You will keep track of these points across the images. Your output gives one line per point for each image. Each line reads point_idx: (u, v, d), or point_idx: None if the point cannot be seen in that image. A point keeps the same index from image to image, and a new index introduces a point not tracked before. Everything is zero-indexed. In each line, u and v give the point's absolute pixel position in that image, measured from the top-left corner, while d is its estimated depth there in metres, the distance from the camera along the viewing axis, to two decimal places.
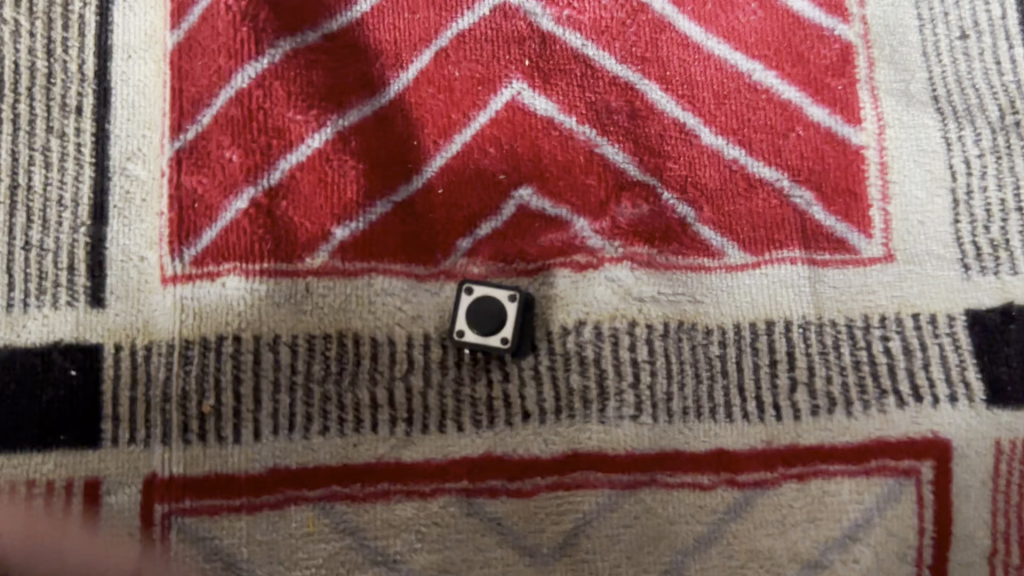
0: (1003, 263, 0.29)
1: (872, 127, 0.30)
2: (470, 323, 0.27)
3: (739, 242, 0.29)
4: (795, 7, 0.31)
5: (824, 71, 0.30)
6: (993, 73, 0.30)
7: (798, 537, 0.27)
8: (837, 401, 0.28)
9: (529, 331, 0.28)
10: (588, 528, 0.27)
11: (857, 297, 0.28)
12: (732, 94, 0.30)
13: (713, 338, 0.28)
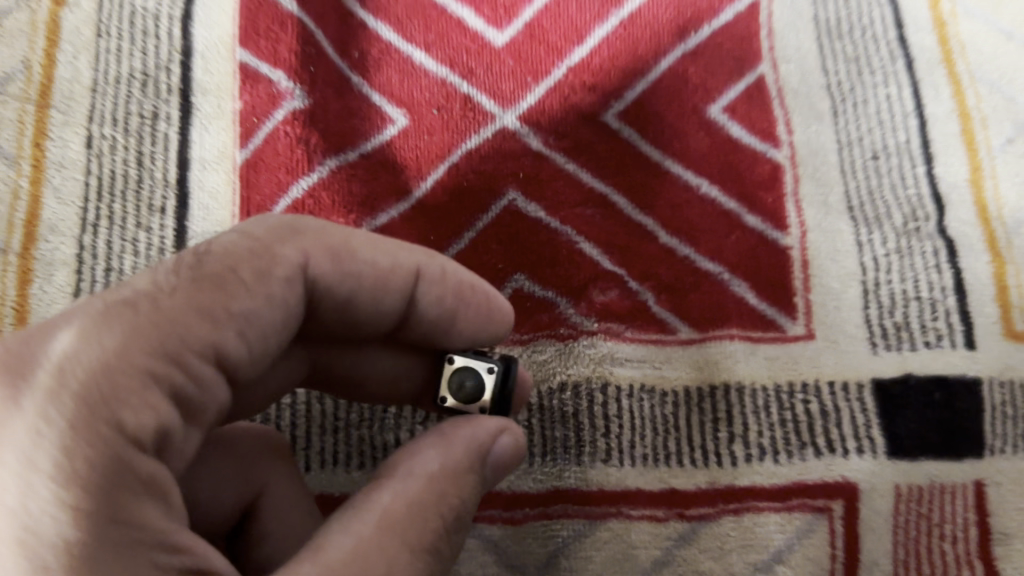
0: (904, 342, 0.36)
1: (796, 232, 0.37)
2: (455, 390, 0.29)
3: (690, 322, 0.36)
4: (735, 135, 0.39)
5: (758, 186, 0.38)
6: (897, 188, 0.38)
7: (735, 560, 0.33)
8: (767, 450, 0.34)
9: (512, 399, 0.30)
10: (566, 550, 0.33)
11: (784, 367, 0.36)
12: (685, 205, 0.38)
13: (668, 399, 0.35)
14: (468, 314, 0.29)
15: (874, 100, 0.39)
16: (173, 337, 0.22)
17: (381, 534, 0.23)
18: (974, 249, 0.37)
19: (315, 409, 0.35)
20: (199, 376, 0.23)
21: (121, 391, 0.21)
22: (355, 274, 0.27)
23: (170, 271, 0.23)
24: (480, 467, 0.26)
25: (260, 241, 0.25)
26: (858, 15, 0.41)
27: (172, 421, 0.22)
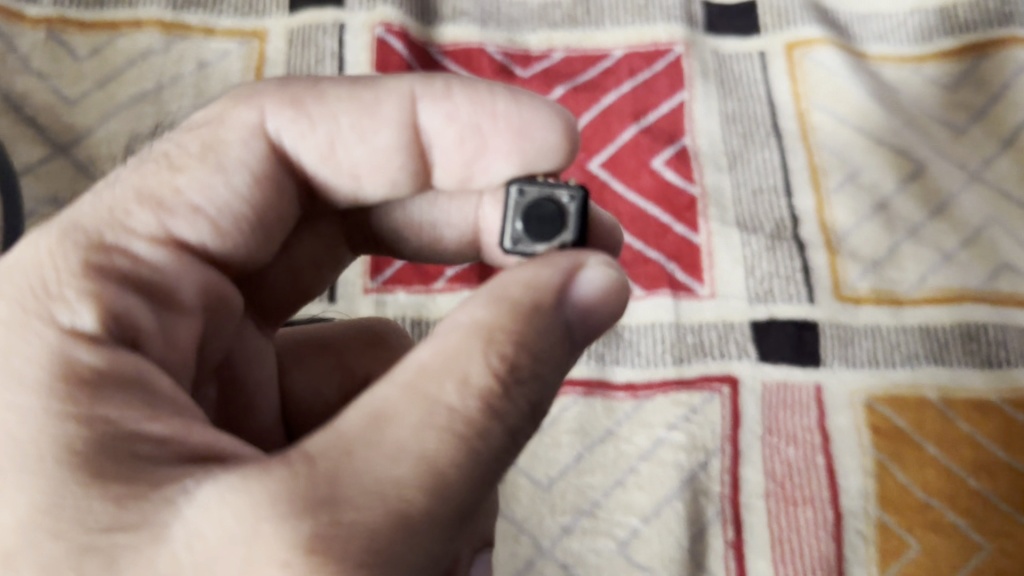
0: (770, 301, 0.59)
1: (704, 235, 0.61)
2: (524, 221, 0.35)
3: (640, 286, 0.60)
4: (670, 178, 0.63)
5: (683, 208, 0.62)
6: (769, 212, 0.62)
7: (664, 420, 0.56)
8: (685, 359, 0.57)
9: (587, 225, 0.35)
10: (564, 413, 0.56)
11: (696, 313, 0.59)
12: (638, 218, 0.61)
13: (626, 330, 0.58)
14: (505, 117, 0.37)
15: (756, 160, 0.63)
16: (113, 230, 0.32)
17: (408, 394, 0.28)
18: (815, 250, 0.61)
19: (416, 327, 0.58)
20: (147, 258, 0.32)
21: (51, 287, 0.30)
22: (331, 117, 0.36)
23: (97, 201, 0.33)
24: (531, 312, 0.30)
25: (217, 119, 0.35)
26: (749, 109, 0.65)
27: (132, 302, 0.31)
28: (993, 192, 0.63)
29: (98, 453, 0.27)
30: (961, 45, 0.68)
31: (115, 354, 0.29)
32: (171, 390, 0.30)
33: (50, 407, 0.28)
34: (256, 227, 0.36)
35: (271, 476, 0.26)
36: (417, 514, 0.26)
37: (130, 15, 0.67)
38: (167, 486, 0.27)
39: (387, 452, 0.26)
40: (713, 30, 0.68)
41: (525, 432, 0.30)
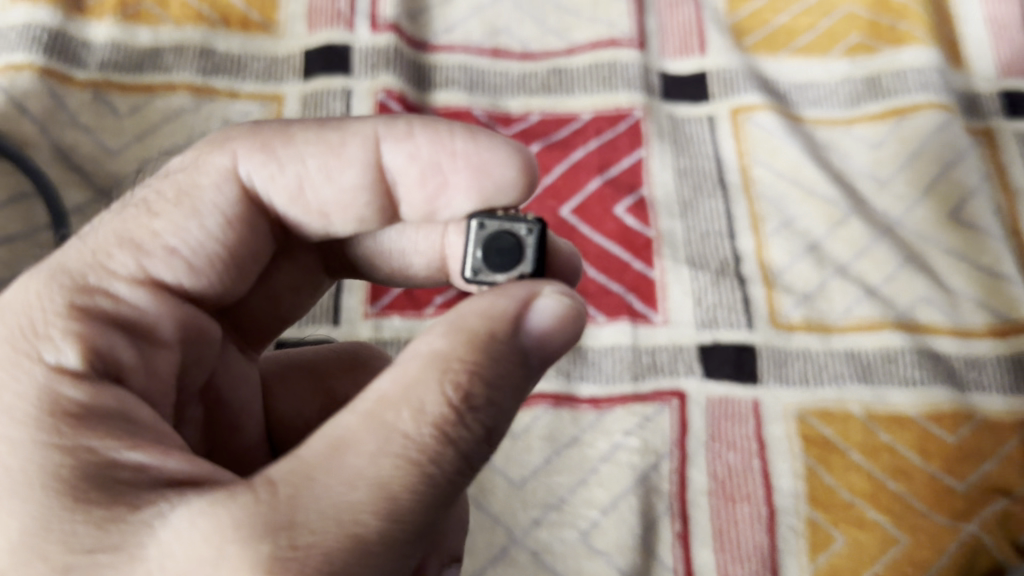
0: (714, 327, 0.69)
1: (658, 271, 0.70)
2: (484, 251, 0.41)
3: (602, 313, 0.69)
4: (630, 222, 0.72)
5: (641, 247, 0.71)
6: (716, 252, 0.72)
7: (622, 428, 0.65)
8: (640, 376, 0.67)
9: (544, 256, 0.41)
10: (534, 422, 0.65)
11: (651, 337, 0.68)
12: (602, 256, 0.71)
13: (589, 351, 0.67)
14: (475, 151, 0.42)
15: (705, 208, 0.74)
16: (95, 272, 0.37)
17: (366, 422, 0.31)
18: (755, 284, 0.70)
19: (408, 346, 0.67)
20: (128, 299, 0.38)
21: (38, 326, 0.35)
22: (300, 160, 0.42)
23: (82, 247, 0.38)
24: (487, 344, 0.33)
25: (195, 166, 0.41)
26: (698, 164, 0.76)
27: (116, 342, 0.36)
28: (910, 238, 0.74)
29: (80, 479, 0.31)
30: (886, 108, 0.78)
31: (96, 387, 0.34)
32: (147, 415, 0.35)
33: (37, 438, 0.32)
34: (229, 266, 0.41)
35: (237, 503, 0.30)
36: (370, 534, 0.30)
37: (165, 78, 0.78)
38: (143, 511, 0.31)
39: (345, 477, 0.30)
40: (668, 96, 0.79)
41: (481, 454, 0.33)
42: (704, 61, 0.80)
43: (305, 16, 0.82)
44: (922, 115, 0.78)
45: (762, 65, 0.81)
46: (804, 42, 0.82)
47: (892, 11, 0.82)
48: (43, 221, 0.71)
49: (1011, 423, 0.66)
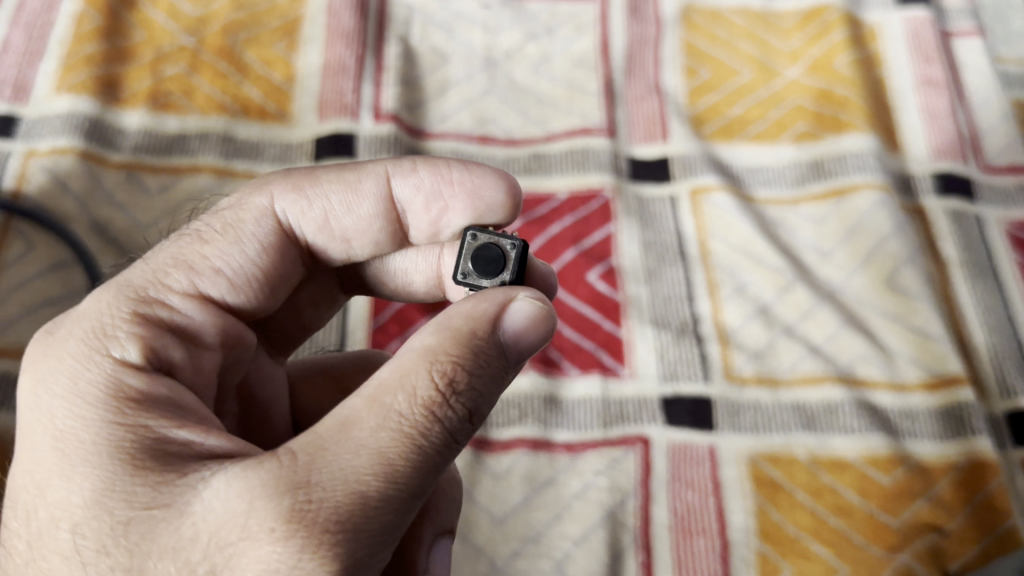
0: (675, 381, 0.78)
1: (625, 330, 0.80)
2: (475, 259, 0.50)
3: (576, 368, 0.78)
4: (601, 288, 0.82)
5: (611, 310, 0.81)
6: (678, 315, 0.81)
7: (592, 469, 0.73)
8: (609, 424, 0.75)
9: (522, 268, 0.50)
10: (516, 464, 0.73)
11: (619, 389, 0.77)
12: (577, 317, 0.80)
13: (565, 400, 0.76)
14: (468, 178, 0.53)
15: (667, 276, 0.83)
16: (154, 286, 0.47)
17: (370, 404, 0.40)
18: (711, 342, 0.79)
19: None
20: (180, 308, 0.47)
21: (107, 327, 0.45)
22: (325, 197, 0.52)
23: (144, 265, 0.48)
24: (468, 340, 0.42)
25: (240, 205, 0.51)
26: (662, 236, 0.86)
27: (169, 343, 0.46)
28: (849, 302, 0.81)
29: (139, 450, 0.41)
30: (828, 188, 0.87)
31: (151, 377, 0.44)
32: (191, 402, 0.45)
33: (106, 416, 0.42)
34: (263, 287, 0.51)
35: (265, 465, 0.39)
36: (372, 492, 0.38)
37: (191, 162, 0.88)
38: (189, 473, 0.40)
39: (351, 446, 0.39)
40: (635, 177, 0.90)
41: (465, 431, 0.41)
42: (666, 147, 0.91)
43: (316, 108, 0.93)
44: (859, 195, 0.86)
45: (718, 151, 0.91)
46: (755, 130, 0.92)
47: (835, 102, 0.92)
48: (80, 283, 0.79)
49: (942, 467, 0.73)
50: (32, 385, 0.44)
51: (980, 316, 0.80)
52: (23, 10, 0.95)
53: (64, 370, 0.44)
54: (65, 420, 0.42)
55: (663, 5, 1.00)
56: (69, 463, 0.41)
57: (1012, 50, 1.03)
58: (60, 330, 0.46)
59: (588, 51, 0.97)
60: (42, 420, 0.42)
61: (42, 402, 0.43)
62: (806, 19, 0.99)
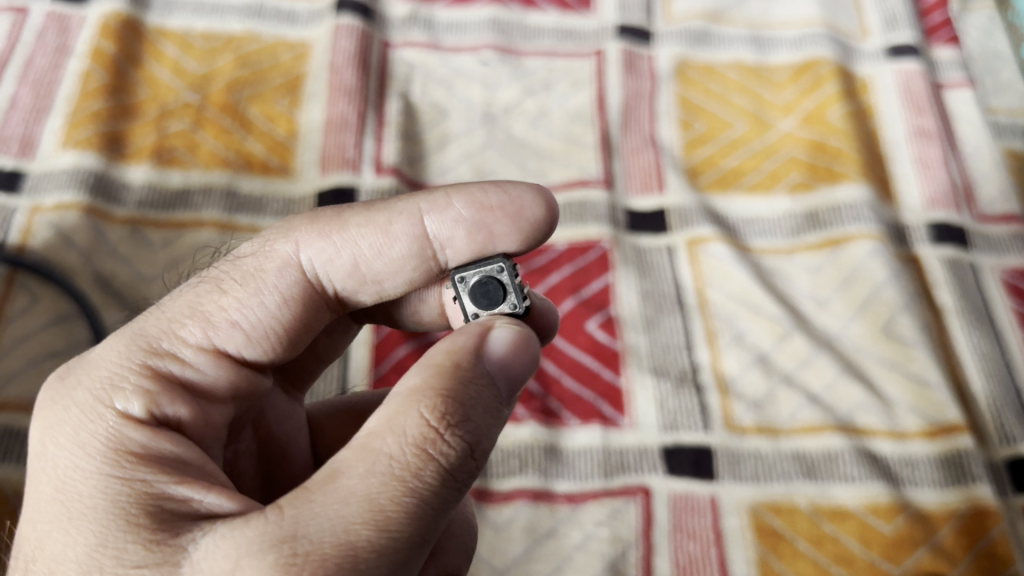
0: (675, 430, 0.78)
1: (625, 379, 0.80)
2: (488, 285, 0.52)
3: (577, 418, 0.78)
4: (600, 337, 0.83)
5: (610, 359, 0.81)
6: (678, 363, 0.82)
7: (594, 520, 0.73)
8: (609, 473, 0.75)
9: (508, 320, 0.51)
10: (516, 515, 0.73)
11: (618, 439, 0.77)
12: (576, 367, 0.81)
13: (565, 451, 0.76)
14: (500, 213, 0.51)
15: (667, 325, 0.84)
16: (167, 338, 0.47)
17: (358, 452, 0.40)
18: (710, 392, 0.80)
19: None
20: (192, 362, 0.47)
21: (120, 380, 0.45)
22: (354, 243, 0.50)
23: (159, 314, 0.48)
24: (454, 373, 0.42)
25: (266, 254, 0.50)
26: (659, 285, 0.87)
27: (180, 407, 0.46)
28: (847, 350, 0.81)
29: (135, 505, 0.41)
30: (823, 238, 0.88)
31: (154, 432, 0.44)
32: (197, 458, 0.45)
33: (107, 471, 0.42)
34: (283, 339, 0.50)
35: (252, 524, 0.39)
36: (362, 542, 0.38)
37: (194, 216, 0.89)
38: (183, 533, 0.40)
39: (340, 495, 0.39)
40: (633, 228, 0.91)
41: (466, 468, 0.41)
42: (663, 199, 0.92)
43: (318, 162, 0.94)
44: (855, 245, 0.87)
45: (714, 202, 0.92)
46: (750, 181, 0.93)
47: (828, 153, 0.94)
48: (84, 337, 0.80)
49: (943, 515, 0.72)
50: (41, 434, 0.45)
51: (977, 362, 0.80)
52: (31, 68, 0.98)
53: (70, 420, 0.45)
54: (67, 472, 0.43)
55: (658, 60, 1.03)
56: (67, 516, 0.42)
57: (1002, 101, 1.05)
58: (71, 376, 0.47)
59: (585, 106, 0.99)
60: (46, 470, 0.43)
61: (47, 452, 0.44)
62: (798, 72, 1.01)
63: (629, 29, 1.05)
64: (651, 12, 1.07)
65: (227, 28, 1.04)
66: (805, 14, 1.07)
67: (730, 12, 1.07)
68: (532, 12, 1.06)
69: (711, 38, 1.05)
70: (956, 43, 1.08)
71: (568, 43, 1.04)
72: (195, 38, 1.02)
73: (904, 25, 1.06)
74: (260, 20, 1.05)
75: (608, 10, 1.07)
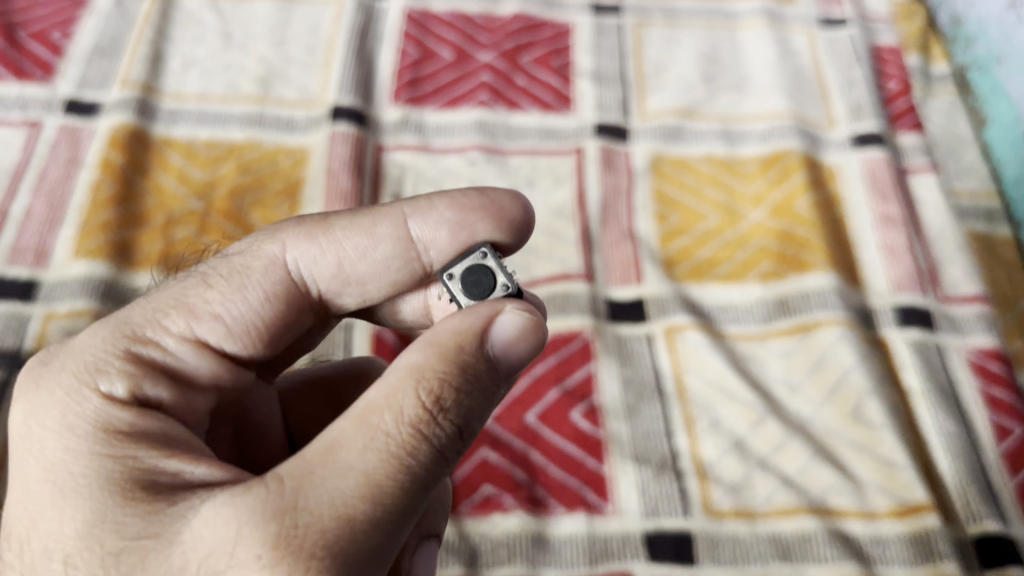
0: (657, 515, 0.81)
1: (608, 467, 0.84)
2: (472, 276, 0.56)
3: (563, 504, 0.82)
4: (585, 427, 0.87)
5: (595, 447, 0.85)
6: (660, 450, 0.85)
7: None
8: (595, 560, 0.79)
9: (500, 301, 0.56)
10: None
11: (603, 527, 0.80)
12: (562, 456, 0.85)
13: (552, 538, 0.80)
14: (481, 215, 0.57)
15: (649, 412, 0.88)
16: (151, 327, 0.53)
17: (357, 427, 0.45)
18: (689, 477, 0.84)
19: None
20: (174, 351, 0.53)
21: (103, 366, 0.50)
22: (337, 244, 0.56)
23: (142, 306, 0.53)
24: (454, 356, 0.47)
25: (253, 250, 0.55)
26: (640, 370, 0.91)
27: (162, 391, 0.52)
28: (819, 434, 0.85)
29: (129, 481, 0.46)
30: (793, 324, 0.93)
31: (138, 413, 0.49)
32: (182, 433, 0.51)
33: (95, 452, 0.47)
34: (263, 335, 0.56)
35: (252, 493, 0.44)
36: (359, 514, 0.43)
37: None
38: (178, 503, 0.45)
39: (339, 469, 0.44)
40: (613, 318, 0.95)
41: (453, 448, 0.47)
42: (641, 289, 0.97)
43: None
44: (824, 330, 0.91)
45: (690, 291, 0.97)
46: (724, 271, 0.98)
47: (796, 243, 0.99)
48: None
49: None
50: (25, 417, 0.50)
51: (943, 442, 0.84)
52: (45, 179, 1.04)
53: (55, 402, 0.49)
54: (56, 453, 0.47)
55: (634, 156, 1.09)
56: (60, 495, 0.46)
57: (965, 184, 1.10)
58: (53, 362, 0.52)
59: (566, 202, 1.04)
60: (34, 453, 0.48)
61: (34, 434, 0.49)
62: (767, 164, 1.07)
63: (607, 128, 1.12)
64: (627, 111, 1.14)
65: (229, 137, 1.11)
66: (772, 108, 1.13)
67: (702, 108, 1.14)
68: (515, 113, 1.13)
69: (684, 133, 1.11)
70: (920, 129, 1.14)
71: (550, 141, 1.11)
72: (199, 146, 1.09)
73: (869, 114, 1.12)
74: (261, 127, 1.12)
75: (586, 109, 1.14)
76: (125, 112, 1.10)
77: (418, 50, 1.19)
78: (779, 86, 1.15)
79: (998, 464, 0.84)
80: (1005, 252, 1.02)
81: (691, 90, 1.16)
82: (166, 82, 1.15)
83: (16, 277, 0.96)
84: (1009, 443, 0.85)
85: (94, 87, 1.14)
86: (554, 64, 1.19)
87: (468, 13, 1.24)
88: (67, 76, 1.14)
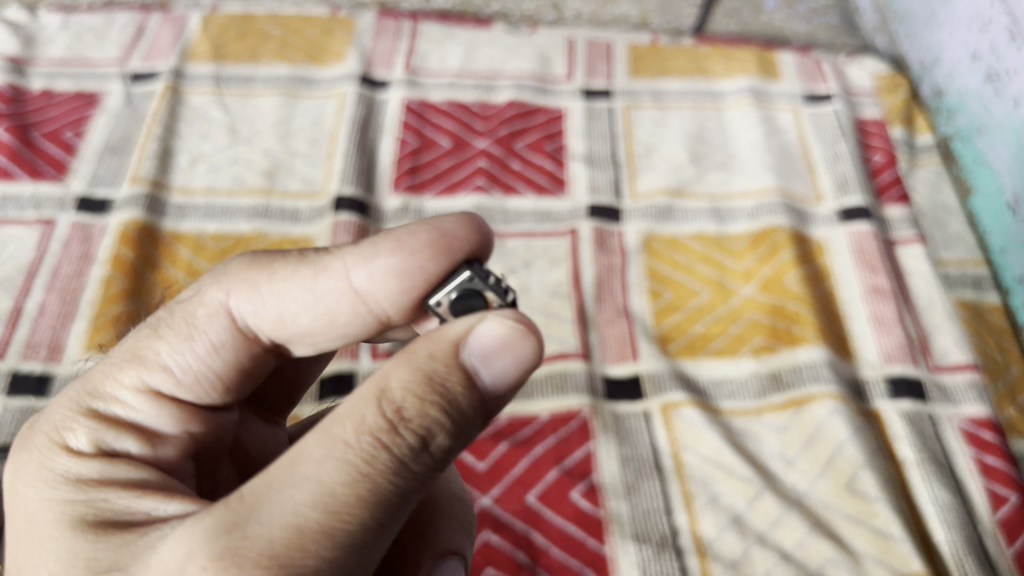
0: None
1: (609, 546, 0.85)
2: (460, 300, 0.53)
3: None
4: (583, 505, 0.88)
5: (593, 526, 0.86)
6: (661, 529, 0.86)
7: None
8: None
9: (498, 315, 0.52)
10: None
11: None
12: (560, 534, 0.86)
13: None
14: (438, 240, 0.54)
15: (648, 489, 0.89)
16: (111, 380, 0.55)
17: (319, 438, 0.45)
18: (690, 555, 0.84)
19: None
20: (132, 403, 0.54)
21: (67, 420, 0.53)
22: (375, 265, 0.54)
23: (109, 366, 0.55)
24: (422, 364, 0.47)
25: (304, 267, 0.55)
26: (634, 446, 0.93)
27: (129, 444, 0.53)
28: (816, 508, 0.87)
29: (101, 518, 0.48)
30: (787, 399, 0.95)
31: (101, 464, 0.51)
32: (159, 478, 0.51)
33: (70, 500, 0.50)
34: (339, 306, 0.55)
35: (212, 512, 0.44)
36: (310, 523, 0.42)
37: None
38: (149, 534, 0.46)
39: (295, 480, 0.43)
40: (610, 396, 0.97)
41: (421, 460, 0.46)
42: (637, 366, 0.99)
43: None
44: (817, 404, 0.93)
45: (685, 367, 0.99)
46: (716, 346, 1.00)
47: (787, 317, 1.02)
48: None
49: None
50: (11, 479, 0.52)
51: (940, 513, 0.86)
52: (58, 275, 1.08)
53: (31, 462, 0.52)
54: (33, 508, 0.50)
55: (627, 236, 1.12)
56: (38, 540, 0.48)
57: (952, 253, 1.13)
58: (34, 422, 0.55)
59: (562, 282, 1.07)
60: (18, 510, 0.51)
61: (19, 492, 0.51)
62: (756, 240, 1.10)
63: (600, 209, 1.15)
64: (620, 191, 1.18)
65: (237, 229, 1.15)
66: (760, 185, 1.17)
67: (692, 187, 1.18)
68: (512, 198, 1.17)
69: (675, 213, 1.15)
70: (906, 201, 1.16)
71: (546, 223, 1.14)
72: (206, 240, 1.13)
73: (855, 189, 1.16)
74: (266, 220, 1.16)
75: (580, 192, 1.17)
76: (135, 208, 1.14)
77: (417, 139, 1.24)
78: (766, 163, 1.19)
79: (996, 531, 0.85)
80: (994, 319, 1.05)
81: (681, 170, 1.20)
82: (175, 177, 1.20)
83: (30, 371, 0.99)
84: (1005, 510, 0.86)
85: (105, 184, 1.18)
86: (548, 149, 1.23)
87: (464, 102, 1.29)
88: (79, 174, 1.19)
